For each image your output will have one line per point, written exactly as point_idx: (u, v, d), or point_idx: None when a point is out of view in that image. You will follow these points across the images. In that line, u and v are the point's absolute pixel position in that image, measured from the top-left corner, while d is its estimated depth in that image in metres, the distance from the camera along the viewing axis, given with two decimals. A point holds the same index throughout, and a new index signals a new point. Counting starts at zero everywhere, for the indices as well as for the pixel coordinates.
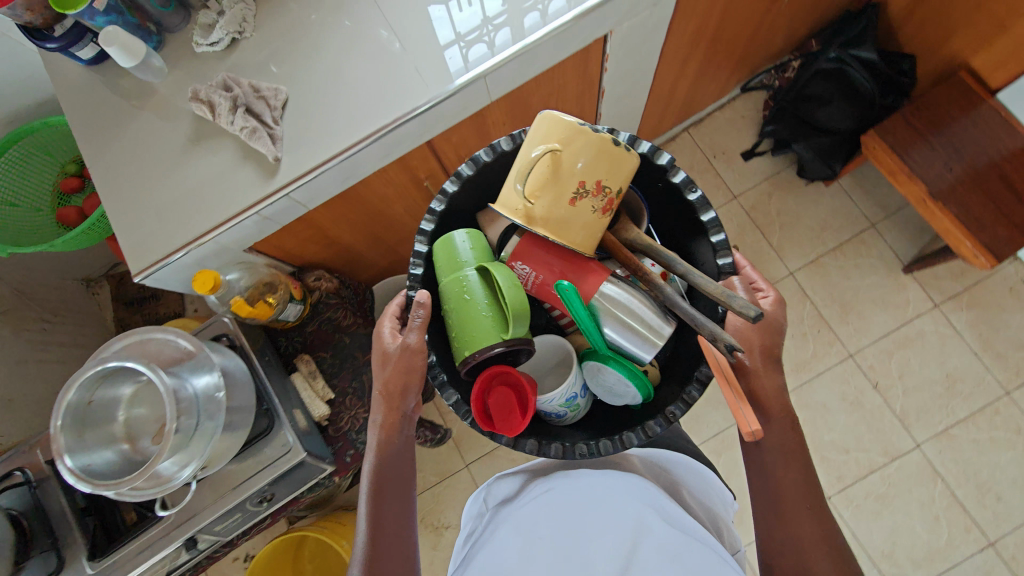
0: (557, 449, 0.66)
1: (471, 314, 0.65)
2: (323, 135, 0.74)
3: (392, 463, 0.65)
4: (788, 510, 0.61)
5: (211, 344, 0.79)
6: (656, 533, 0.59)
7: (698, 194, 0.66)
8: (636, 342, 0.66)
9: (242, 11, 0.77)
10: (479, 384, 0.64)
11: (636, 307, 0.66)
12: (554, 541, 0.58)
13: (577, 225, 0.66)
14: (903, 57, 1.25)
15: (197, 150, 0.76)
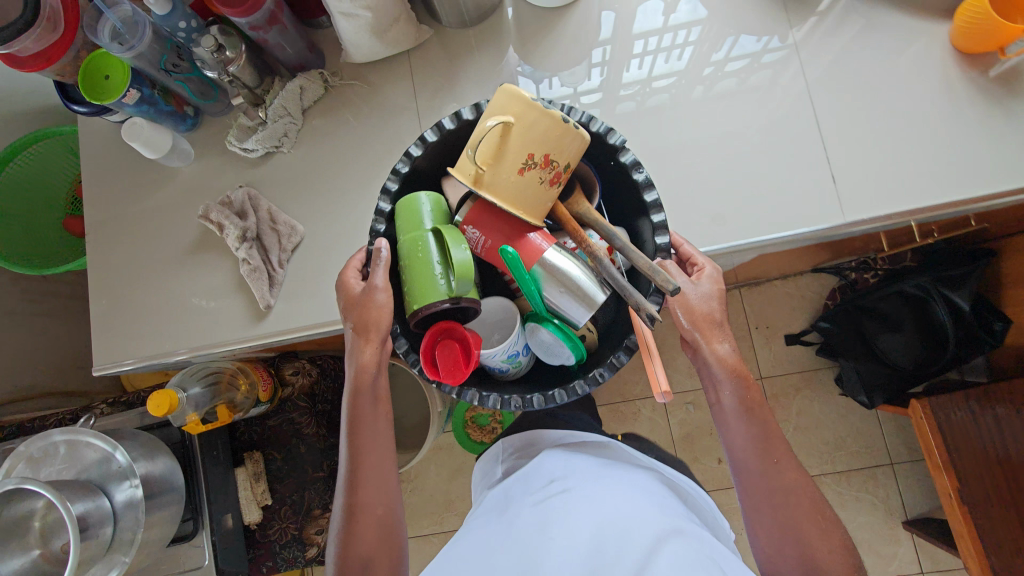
0: (496, 400, 0.58)
1: (424, 267, 0.55)
2: (325, 294, 0.68)
3: (371, 414, 0.62)
4: (752, 464, 0.58)
5: (150, 446, 0.76)
6: (675, 529, 0.54)
7: (642, 174, 0.57)
8: (578, 309, 0.57)
9: (286, 127, 0.70)
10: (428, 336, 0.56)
11: (574, 272, 0.55)
12: (563, 535, 0.54)
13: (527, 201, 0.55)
14: (999, 317, 1.10)
15: (196, 258, 0.71)
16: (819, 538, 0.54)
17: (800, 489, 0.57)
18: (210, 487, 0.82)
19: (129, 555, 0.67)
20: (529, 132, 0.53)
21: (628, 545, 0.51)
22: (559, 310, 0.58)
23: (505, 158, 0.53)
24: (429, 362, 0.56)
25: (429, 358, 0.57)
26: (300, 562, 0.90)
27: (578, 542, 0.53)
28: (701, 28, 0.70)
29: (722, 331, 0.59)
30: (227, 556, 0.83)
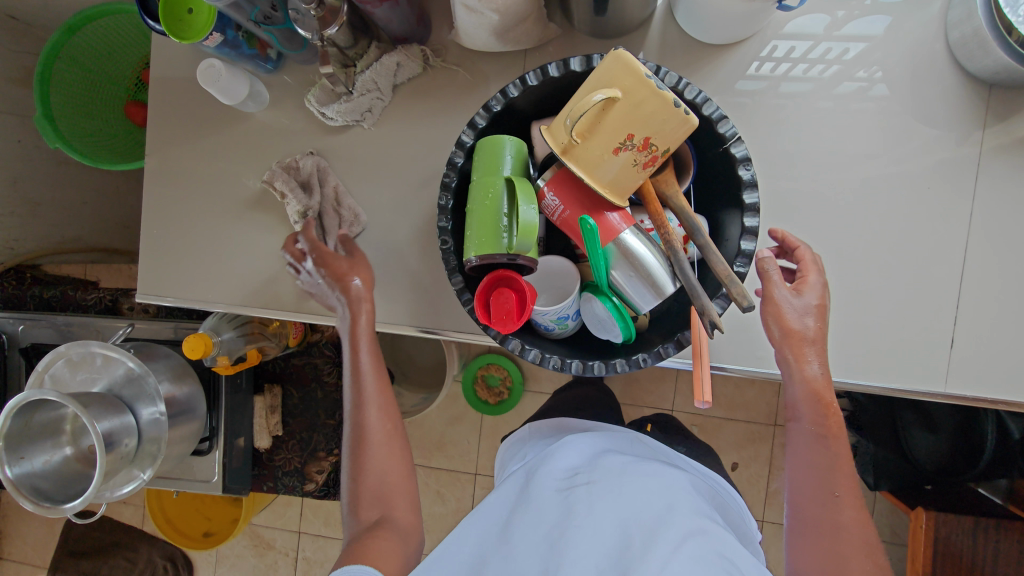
0: (536, 355, 0.52)
1: (491, 211, 0.48)
2: (381, 293, 0.66)
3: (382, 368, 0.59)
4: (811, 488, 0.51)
5: (179, 369, 0.79)
6: (711, 532, 0.47)
7: (750, 172, 0.48)
8: (642, 295, 0.46)
9: (371, 102, 0.63)
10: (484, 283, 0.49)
11: (645, 255, 0.46)
12: (586, 525, 0.49)
13: (616, 188, 0.45)
14: None
15: (256, 213, 0.68)
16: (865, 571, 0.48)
17: (857, 528, 0.49)
18: (229, 414, 0.85)
19: (147, 473, 0.71)
20: (631, 108, 0.41)
21: (653, 546, 0.45)
22: (617, 292, 0.48)
23: (600, 134, 0.43)
24: (482, 306, 0.49)
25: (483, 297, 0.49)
26: (297, 492, 0.95)
27: (602, 538, 0.48)
28: (878, 121, 0.57)
29: (815, 348, 0.51)
30: (232, 476, 0.87)
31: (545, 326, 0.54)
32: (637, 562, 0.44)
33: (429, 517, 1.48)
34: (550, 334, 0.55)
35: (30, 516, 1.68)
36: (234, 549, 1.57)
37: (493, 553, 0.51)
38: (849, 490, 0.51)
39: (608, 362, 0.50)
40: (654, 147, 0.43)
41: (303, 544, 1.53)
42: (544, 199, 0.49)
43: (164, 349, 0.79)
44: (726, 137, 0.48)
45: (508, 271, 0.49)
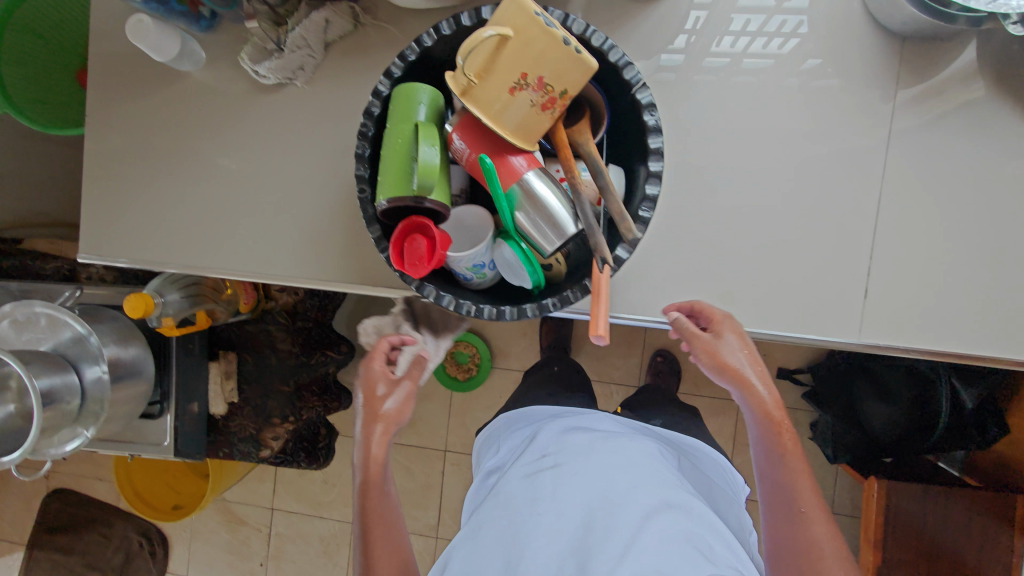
0: (451, 301, 0.53)
1: (400, 156, 0.49)
2: (317, 251, 0.68)
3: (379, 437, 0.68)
4: (776, 508, 0.58)
5: (128, 332, 0.79)
6: (665, 505, 0.58)
7: (654, 118, 0.48)
8: (543, 235, 0.47)
9: (302, 59, 0.63)
10: (398, 228, 0.50)
11: (549, 196, 0.46)
12: (556, 512, 0.59)
13: (518, 129, 0.46)
14: (995, 423, 1.04)
15: (195, 173, 0.69)
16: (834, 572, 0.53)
17: (822, 536, 0.55)
18: (181, 378, 0.86)
19: (90, 431, 0.73)
20: (523, 46, 0.43)
21: (612, 527, 0.56)
22: (524, 236, 0.49)
23: (497, 73, 0.44)
24: (396, 250, 0.50)
25: (397, 244, 0.50)
26: (252, 458, 0.97)
27: (569, 521, 0.58)
28: (798, 77, 0.58)
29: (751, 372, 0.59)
30: (186, 440, 0.88)
31: (464, 276, 0.55)
32: (598, 542, 0.55)
33: (400, 493, 1.50)
34: (470, 284, 0.56)
35: (9, 491, 1.70)
36: (208, 525, 1.60)
37: (478, 538, 0.62)
38: (817, 507, 0.56)
39: (519, 307, 0.52)
40: (550, 87, 0.44)
41: (276, 519, 1.56)
42: (453, 143, 0.49)
43: (111, 313, 0.80)
44: (632, 83, 0.49)
45: (421, 217, 0.50)
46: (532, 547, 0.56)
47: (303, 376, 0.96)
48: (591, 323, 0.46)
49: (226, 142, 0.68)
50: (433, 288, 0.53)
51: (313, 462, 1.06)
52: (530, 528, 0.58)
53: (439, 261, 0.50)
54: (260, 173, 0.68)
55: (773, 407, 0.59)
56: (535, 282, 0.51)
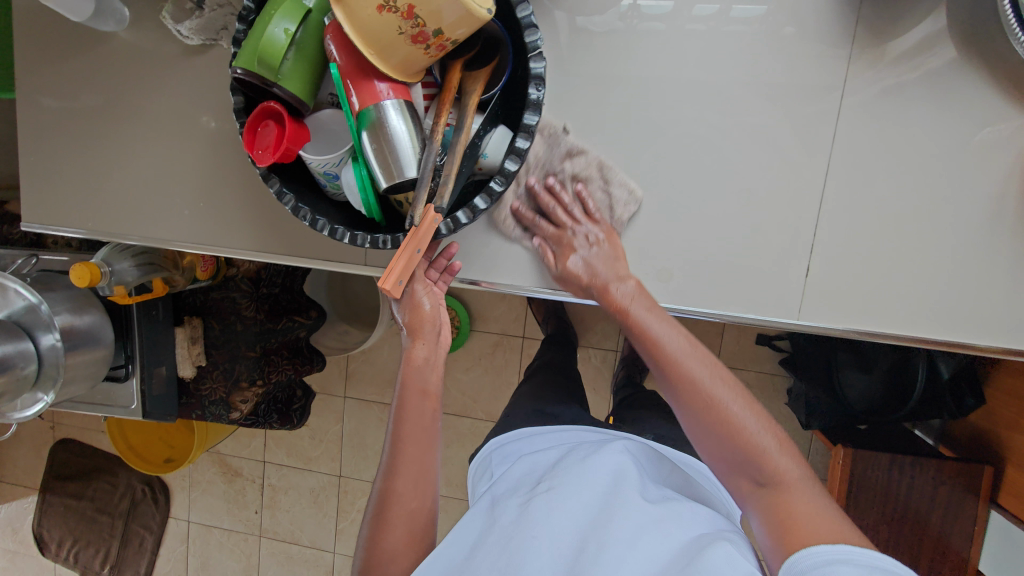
0: (292, 205, 0.56)
1: (262, 29, 0.52)
2: (261, 225, 0.68)
3: (418, 411, 0.65)
4: (682, 392, 0.58)
5: (85, 300, 0.81)
6: (661, 516, 0.59)
7: (538, 92, 0.54)
8: (378, 160, 0.51)
9: (225, 18, 0.61)
10: (253, 114, 0.54)
11: (398, 132, 0.51)
12: (550, 531, 0.58)
13: (384, 49, 0.49)
14: (973, 393, 1.03)
15: (128, 140, 0.68)
16: (746, 418, 0.55)
17: (722, 390, 0.57)
18: (146, 343, 0.88)
19: (49, 396, 0.76)
20: None
21: (609, 539, 0.56)
22: (366, 163, 0.53)
23: None
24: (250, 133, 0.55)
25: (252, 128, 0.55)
26: (223, 419, 0.99)
27: (564, 536, 0.58)
28: None
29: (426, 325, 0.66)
30: (154, 402, 0.91)
31: (321, 183, 0.60)
32: (592, 552, 0.55)
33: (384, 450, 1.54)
34: (328, 194, 0.61)
35: (17, 441, 1.79)
36: (205, 475, 1.67)
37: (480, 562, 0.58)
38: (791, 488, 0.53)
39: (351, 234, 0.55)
40: (421, 20, 0.47)
41: (268, 471, 1.62)
42: (326, 44, 0.53)
43: (66, 281, 0.81)
44: (531, 48, 0.53)
45: (275, 104, 0.54)
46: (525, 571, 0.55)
47: (268, 340, 0.97)
48: (384, 276, 0.52)
49: (155, 107, 0.66)
50: (278, 182, 0.56)
51: (286, 424, 1.09)
52: (523, 548, 0.57)
53: (287, 155, 0.54)
54: (193, 141, 0.67)
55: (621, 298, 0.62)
56: (367, 208, 0.57)
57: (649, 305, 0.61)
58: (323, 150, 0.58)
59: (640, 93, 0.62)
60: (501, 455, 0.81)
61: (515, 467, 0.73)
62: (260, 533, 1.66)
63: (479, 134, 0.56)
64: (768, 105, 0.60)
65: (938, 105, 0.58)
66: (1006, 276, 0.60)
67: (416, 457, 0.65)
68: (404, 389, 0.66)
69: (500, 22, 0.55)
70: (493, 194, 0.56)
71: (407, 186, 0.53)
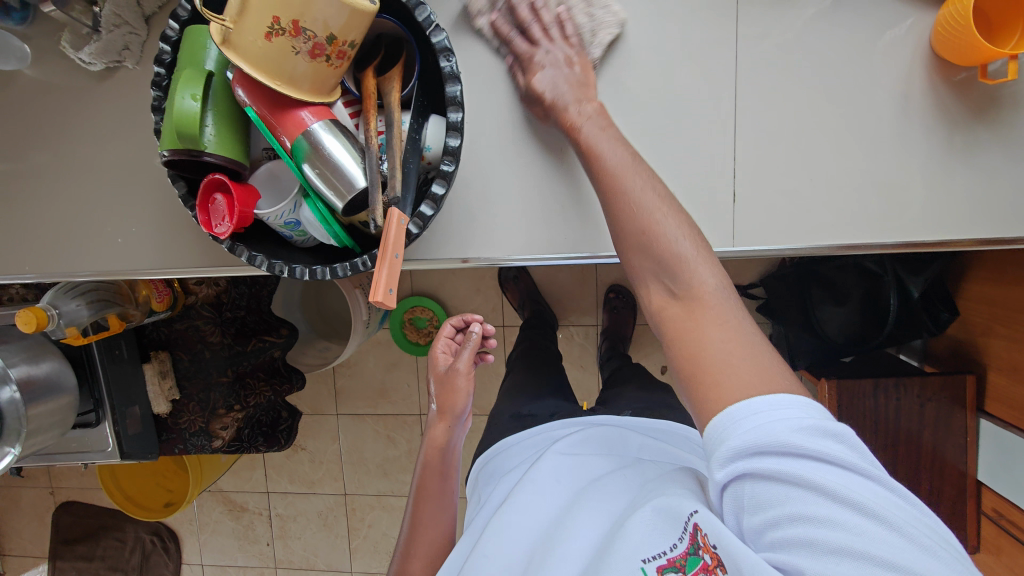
0: (265, 261, 0.52)
1: (172, 106, 0.46)
2: (202, 240, 0.67)
3: (438, 488, 0.69)
4: (631, 229, 0.52)
5: (43, 348, 0.80)
6: (607, 505, 0.58)
7: (451, 62, 0.48)
8: (328, 185, 0.47)
9: (125, 38, 0.61)
10: (200, 188, 0.49)
11: (335, 151, 0.46)
12: (504, 532, 0.58)
13: (291, 76, 0.44)
14: (946, 307, 1.04)
15: (50, 177, 0.67)
16: (668, 220, 0.51)
17: (662, 214, 0.53)
18: (113, 384, 0.87)
19: (17, 447, 0.75)
20: None
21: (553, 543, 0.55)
22: (319, 193, 0.48)
23: (247, 14, 0.41)
24: (201, 209, 0.50)
25: (204, 207, 0.50)
26: (207, 450, 0.99)
27: (522, 541, 0.58)
28: None
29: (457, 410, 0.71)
30: (132, 442, 0.90)
31: (287, 236, 0.55)
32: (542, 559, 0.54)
33: (385, 462, 1.54)
34: (296, 243, 0.56)
35: (20, 511, 1.77)
36: (211, 515, 1.65)
37: None
38: (654, 230, 0.52)
39: (332, 269, 0.51)
40: (311, 33, 0.42)
41: (273, 501, 1.61)
42: (237, 95, 0.47)
43: (20, 332, 0.80)
44: (426, 25, 0.48)
45: (216, 175, 0.49)
46: None
47: (239, 364, 0.97)
48: (371, 288, 0.46)
49: (72, 141, 0.66)
50: (245, 249, 0.51)
51: (274, 446, 1.07)
52: (474, 569, 0.55)
53: (246, 218, 0.49)
54: (119, 171, 0.66)
55: (578, 119, 0.58)
56: (340, 240, 0.52)
57: (602, 126, 0.57)
58: (278, 201, 0.53)
59: (552, 50, 0.62)
60: (486, 474, 0.80)
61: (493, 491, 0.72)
62: (276, 565, 1.64)
63: (414, 127, 0.51)
64: (675, 43, 0.61)
65: (842, 15, 0.59)
66: (939, 171, 0.60)
67: (426, 535, 0.67)
68: (424, 473, 0.70)
69: (394, 18, 0.51)
70: (448, 175, 0.50)
71: (365, 198, 0.48)
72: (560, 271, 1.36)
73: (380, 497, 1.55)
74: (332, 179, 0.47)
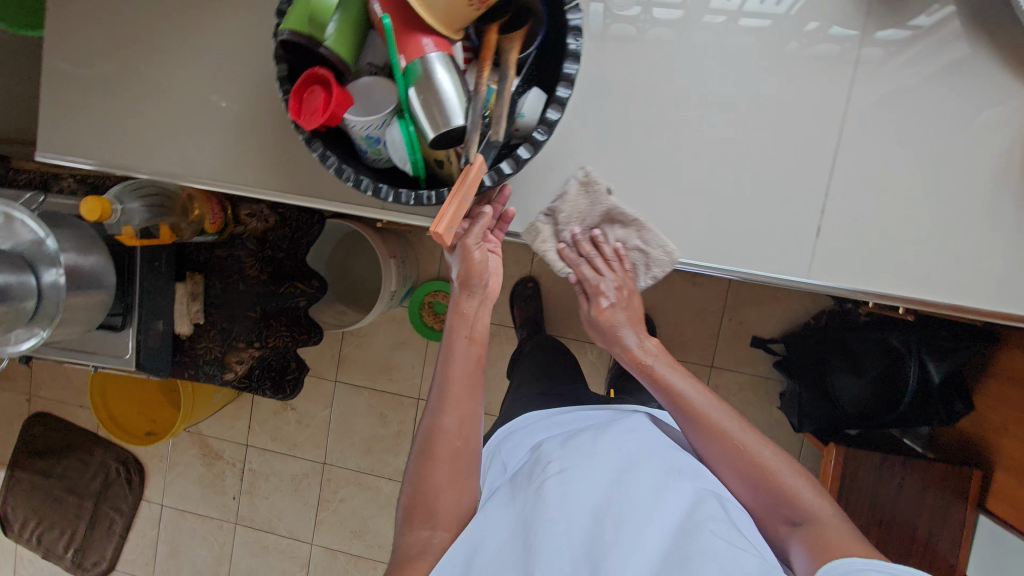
0: (336, 164, 0.54)
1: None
2: (278, 167, 0.67)
3: (464, 355, 0.71)
4: (708, 436, 0.69)
5: (90, 240, 0.79)
6: (669, 493, 0.62)
7: (577, 42, 0.50)
8: (426, 110, 0.49)
9: None
10: (304, 75, 0.51)
11: (445, 83, 0.49)
12: (570, 507, 0.62)
13: (433, 4, 0.47)
14: (961, 398, 1.05)
15: (152, 73, 0.68)
16: (749, 436, 0.67)
17: (732, 425, 0.69)
18: (146, 292, 0.86)
19: (45, 332, 0.73)
20: None
21: (624, 520, 0.59)
22: (414, 117, 0.51)
23: None
24: (295, 94, 0.52)
25: (297, 92, 0.52)
26: (217, 380, 0.98)
27: (582, 507, 0.62)
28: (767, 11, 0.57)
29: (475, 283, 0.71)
30: (148, 356, 0.89)
31: (360, 149, 0.56)
32: (613, 533, 0.58)
33: (372, 439, 1.52)
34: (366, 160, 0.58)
35: None
36: (183, 457, 1.62)
37: (502, 551, 0.61)
38: (741, 438, 0.68)
39: (398, 192, 0.54)
40: None
41: (250, 455, 1.58)
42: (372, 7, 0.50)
43: (72, 219, 0.79)
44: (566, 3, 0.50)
45: (324, 69, 0.51)
46: (547, 551, 0.58)
47: (269, 302, 0.97)
48: (436, 219, 0.49)
49: (184, 43, 0.67)
50: (321, 146, 0.53)
51: (279, 393, 1.09)
52: (544, 531, 0.60)
53: (334, 118, 0.51)
54: (222, 81, 0.67)
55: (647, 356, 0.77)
56: (415, 167, 0.55)
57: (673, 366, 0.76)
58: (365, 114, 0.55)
59: (664, 58, 0.64)
60: (518, 435, 0.84)
61: (530, 452, 0.77)
62: (236, 521, 1.61)
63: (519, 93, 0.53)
64: (783, 76, 0.63)
65: (947, 84, 0.61)
66: (1007, 251, 0.62)
67: (451, 481, 0.67)
68: (450, 336, 0.71)
69: None
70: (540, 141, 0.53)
71: (454, 138, 0.52)
72: None
73: (358, 473, 1.53)
74: (432, 105, 0.49)
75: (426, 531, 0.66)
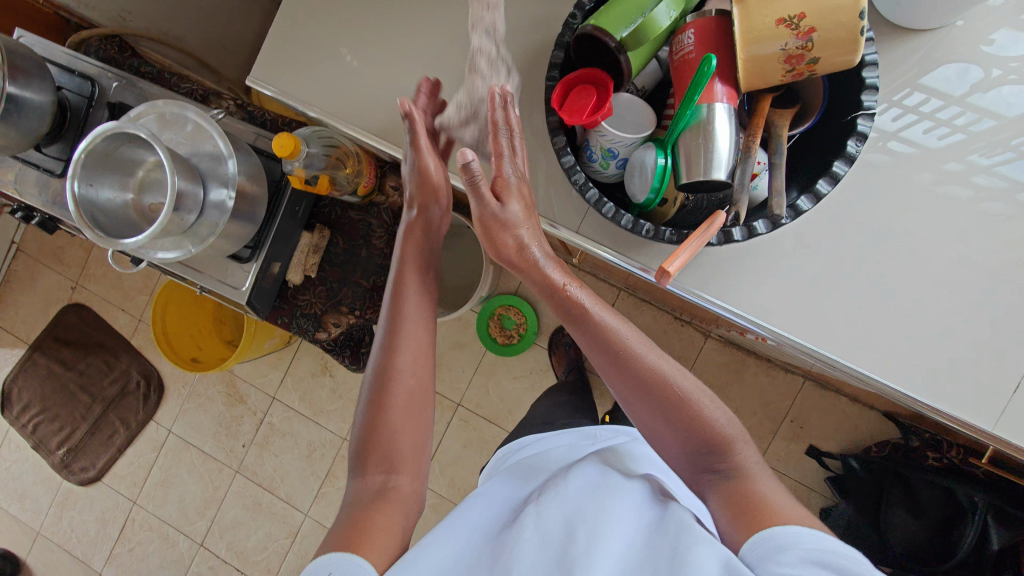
0: (570, 163, 0.52)
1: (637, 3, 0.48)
2: (481, 158, 0.67)
3: (426, 333, 0.64)
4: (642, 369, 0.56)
5: (256, 170, 0.79)
6: (643, 510, 0.51)
7: (858, 145, 0.48)
8: (698, 154, 0.47)
9: None
10: (584, 71, 0.50)
11: (725, 137, 0.47)
12: (540, 518, 0.49)
13: (755, 61, 0.45)
14: None
15: (392, 34, 0.69)
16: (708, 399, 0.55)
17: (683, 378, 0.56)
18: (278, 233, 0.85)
19: (195, 249, 0.72)
20: None
21: (597, 527, 0.47)
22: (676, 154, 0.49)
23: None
24: (565, 86, 0.51)
25: (568, 86, 0.51)
26: (307, 336, 0.96)
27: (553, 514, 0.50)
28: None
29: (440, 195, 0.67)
30: (259, 294, 0.87)
31: (590, 154, 0.55)
32: (582, 540, 0.46)
33: None
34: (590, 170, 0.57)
35: (33, 291, 1.72)
36: (207, 390, 1.60)
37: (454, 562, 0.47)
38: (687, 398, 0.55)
39: (619, 213, 0.52)
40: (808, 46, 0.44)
41: (274, 408, 1.56)
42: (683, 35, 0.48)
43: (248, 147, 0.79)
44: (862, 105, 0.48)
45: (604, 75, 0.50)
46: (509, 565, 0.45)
47: (384, 275, 0.97)
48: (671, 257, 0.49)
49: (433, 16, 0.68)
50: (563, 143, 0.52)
51: (354, 364, 1.08)
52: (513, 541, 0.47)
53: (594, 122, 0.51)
54: (457, 62, 0.68)
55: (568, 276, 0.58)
56: (649, 197, 0.52)
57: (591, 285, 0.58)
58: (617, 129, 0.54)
59: None
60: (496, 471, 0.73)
61: (505, 478, 0.65)
62: (238, 468, 1.57)
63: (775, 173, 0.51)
64: None
65: None
66: None
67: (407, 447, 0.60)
68: (413, 309, 0.64)
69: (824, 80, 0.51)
70: (776, 223, 0.49)
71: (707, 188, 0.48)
72: (662, 347, 1.36)
73: None
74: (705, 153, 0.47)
75: (379, 475, 0.59)
